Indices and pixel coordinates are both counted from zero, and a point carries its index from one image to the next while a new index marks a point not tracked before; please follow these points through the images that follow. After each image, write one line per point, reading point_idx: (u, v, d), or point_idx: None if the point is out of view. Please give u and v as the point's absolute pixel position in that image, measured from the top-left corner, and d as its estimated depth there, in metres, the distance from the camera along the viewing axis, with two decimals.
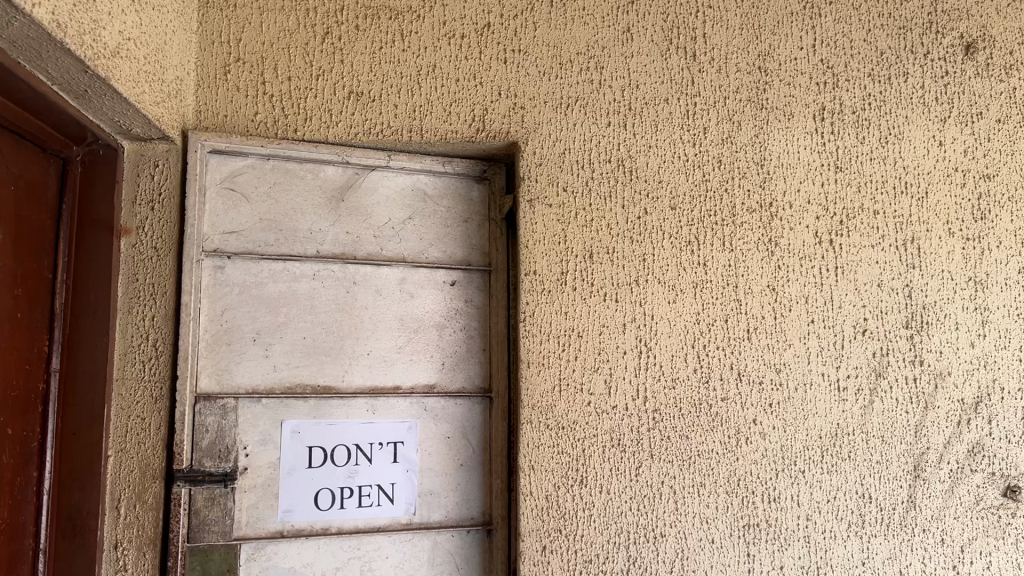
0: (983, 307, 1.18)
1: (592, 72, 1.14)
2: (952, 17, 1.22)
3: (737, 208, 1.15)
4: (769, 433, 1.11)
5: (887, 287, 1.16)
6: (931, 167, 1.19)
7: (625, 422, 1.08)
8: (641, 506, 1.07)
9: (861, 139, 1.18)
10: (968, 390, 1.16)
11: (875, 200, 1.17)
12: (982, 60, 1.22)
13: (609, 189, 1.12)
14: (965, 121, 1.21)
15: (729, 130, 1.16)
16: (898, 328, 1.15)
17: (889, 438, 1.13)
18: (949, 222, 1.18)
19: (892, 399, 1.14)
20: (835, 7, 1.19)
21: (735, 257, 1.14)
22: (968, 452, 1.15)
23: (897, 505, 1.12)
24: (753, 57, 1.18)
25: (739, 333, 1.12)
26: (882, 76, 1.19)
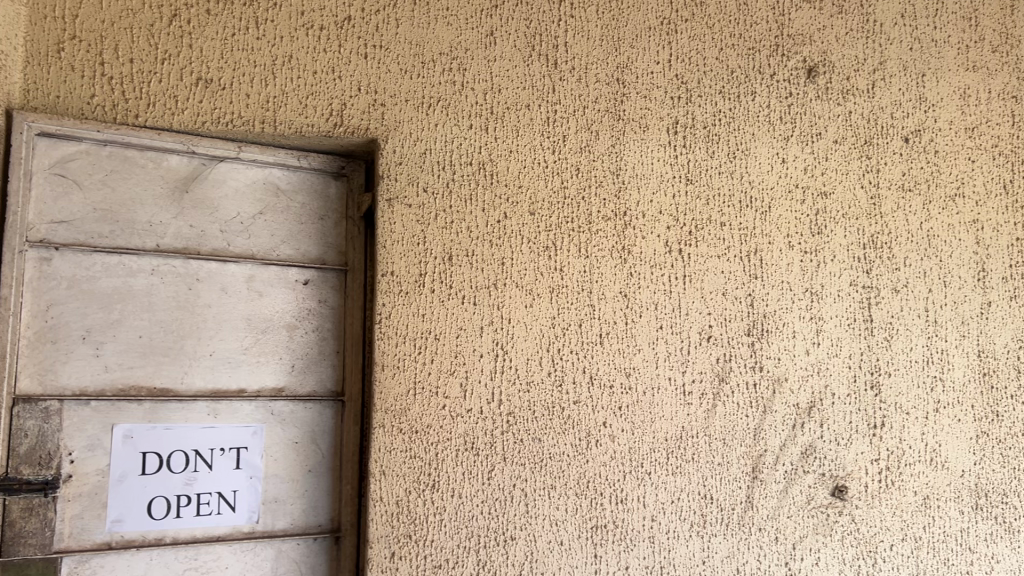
0: (819, 316, 1.23)
1: (455, 73, 1.13)
2: (797, 41, 1.28)
3: (593, 215, 1.17)
4: (618, 436, 1.13)
5: (731, 296, 1.20)
6: (774, 183, 1.24)
7: (479, 425, 1.08)
8: (492, 509, 1.07)
9: (711, 153, 1.23)
10: (802, 395, 1.21)
11: (722, 212, 1.22)
12: (822, 83, 1.29)
13: (469, 191, 1.11)
14: (806, 140, 1.27)
15: (587, 139, 1.18)
16: (741, 335, 1.20)
17: (729, 440, 1.17)
18: (789, 235, 1.24)
19: (733, 402, 1.18)
20: (691, 25, 1.24)
21: (590, 263, 1.16)
22: (802, 454, 1.19)
23: (735, 505, 1.16)
24: (612, 68, 1.20)
25: (592, 338, 1.14)
26: (731, 93, 1.25)
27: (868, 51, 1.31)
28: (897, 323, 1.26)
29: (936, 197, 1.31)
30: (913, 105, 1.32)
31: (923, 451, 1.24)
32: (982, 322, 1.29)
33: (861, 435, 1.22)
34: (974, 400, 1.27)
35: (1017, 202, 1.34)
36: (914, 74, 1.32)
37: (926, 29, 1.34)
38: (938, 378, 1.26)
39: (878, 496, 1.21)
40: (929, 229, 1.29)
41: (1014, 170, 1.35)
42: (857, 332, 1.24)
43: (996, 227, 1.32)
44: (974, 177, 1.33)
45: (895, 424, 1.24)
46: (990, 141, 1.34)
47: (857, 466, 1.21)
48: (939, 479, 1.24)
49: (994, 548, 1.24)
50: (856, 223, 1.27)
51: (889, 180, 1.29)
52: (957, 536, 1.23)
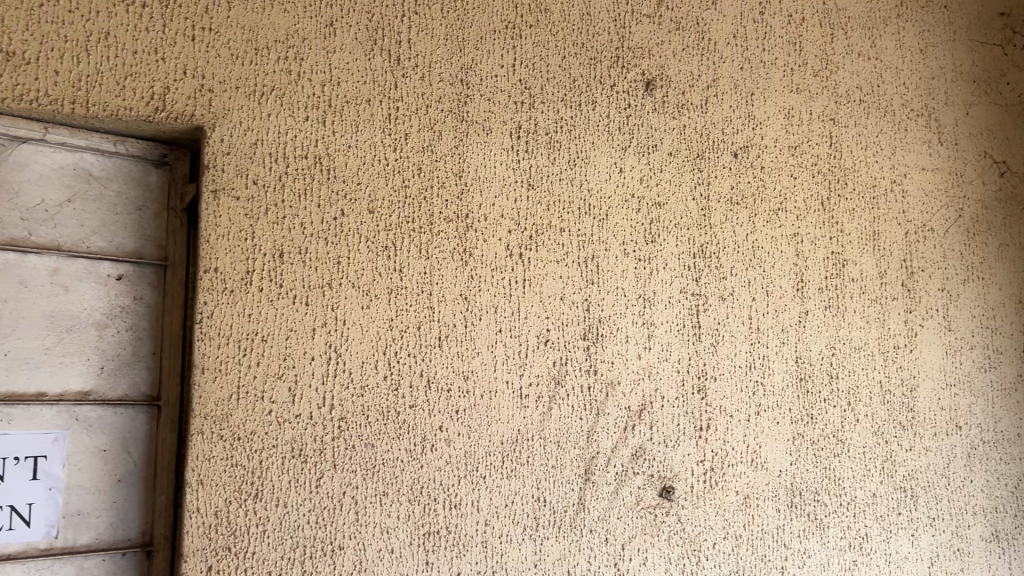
0: (650, 322, 1.27)
1: (291, 62, 1.09)
2: (636, 54, 1.32)
3: (435, 216, 1.15)
4: (454, 439, 1.12)
5: (569, 301, 1.21)
6: (611, 191, 1.27)
7: (309, 431, 1.04)
8: (319, 518, 1.03)
9: (552, 159, 1.24)
10: (634, 398, 1.24)
11: (562, 218, 1.23)
12: (660, 96, 1.32)
13: (304, 186, 1.07)
14: (643, 151, 1.30)
15: (429, 138, 1.16)
16: (577, 339, 1.21)
17: (564, 443, 1.18)
18: (624, 243, 1.27)
19: (568, 406, 1.19)
20: (535, 31, 1.25)
21: (430, 265, 1.14)
22: (632, 456, 1.22)
23: (567, 507, 1.17)
24: (456, 69, 1.19)
25: (430, 340, 1.12)
26: (573, 101, 1.26)
27: (702, 67, 1.36)
28: (723, 329, 1.31)
29: (760, 211, 1.37)
30: (742, 122, 1.38)
31: (744, 452, 1.30)
32: (800, 330, 1.37)
33: (687, 437, 1.26)
34: (791, 403, 1.34)
35: (834, 218, 1.43)
36: (744, 93, 1.39)
37: (755, 50, 1.41)
38: (759, 382, 1.33)
39: (702, 496, 1.26)
40: (753, 241, 1.36)
41: (831, 188, 1.44)
42: (686, 338, 1.28)
43: (813, 240, 1.41)
44: (795, 193, 1.41)
45: (719, 426, 1.29)
46: (810, 159, 1.43)
47: (683, 467, 1.25)
48: (758, 479, 1.30)
49: (806, 543, 1.32)
50: (688, 233, 1.31)
51: (719, 193, 1.35)
52: (773, 533, 1.30)
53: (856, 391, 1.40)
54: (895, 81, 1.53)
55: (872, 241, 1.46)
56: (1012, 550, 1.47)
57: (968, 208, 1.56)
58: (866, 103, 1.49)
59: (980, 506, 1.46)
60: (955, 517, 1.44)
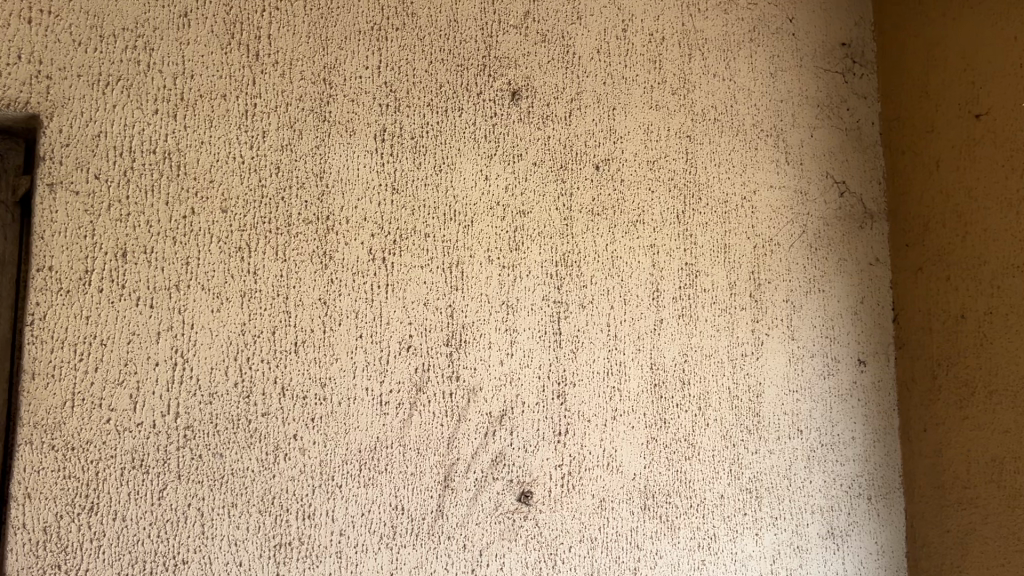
0: (513, 328, 1.27)
1: (141, 52, 1.09)
2: (502, 63, 1.33)
3: (293, 217, 1.13)
4: (308, 448, 1.10)
5: (432, 306, 1.21)
6: (476, 199, 1.27)
7: (150, 440, 1.03)
8: (162, 532, 1.02)
9: (417, 164, 1.23)
10: (495, 403, 1.24)
11: (426, 224, 1.22)
12: (525, 106, 1.34)
13: (151, 183, 1.07)
14: (508, 160, 1.31)
15: (289, 137, 1.14)
16: (439, 345, 1.21)
17: (423, 449, 1.17)
18: (489, 250, 1.27)
19: (429, 412, 1.18)
20: (401, 34, 1.24)
21: (287, 268, 1.12)
22: (492, 462, 1.22)
23: (425, 514, 1.16)
24: (318, 68, 1.17)
25: (286, 346, 1.10)
26: (440, 107, 1.26)
27: (566, 80, 1.39)
28: (582, 336, 1.34)
29: (620, 222, 1.41)
30: (604, 135, 1.41)
31: (600, 456, 1.32)
32: (654, 337, 1.41)
33: (546, 442, 1.28)
34: (646, 408, 1.39)
35: (688, 231, 1.49)
36: (606, 107, 1.42)
37: (618, 66, 1.45)
38: (616, 388, 1.36)
39: (559, 500, 1.27)
40: (613, 251, 1.39)
41: (686, 202, 1.50)
42: (547, 343, 1.30)
43: (669, 251, 1.46)
44: (653, 206, 1.45)
45: (577, 431, 1.31)
46: (668, 174, 1.48)
47: (542, 471, 1.26)
48: (613, 482, 1.33)
49: (658, 544, 1.36)
50: (550, 241, 1.33)
51: (581, 204, 1.37)
52: (626, 534, 1.33)
53: (706, 397, 1.46)
54: (747, 102, 1.61)
55: (723, 254, 1.53)
56: (846, 546, 1.58)
57: (811, 224, 1.66)
58: (720, 122, 1.57)
59: (818, 505, 1.56)
60: (796, 515, 1.53)
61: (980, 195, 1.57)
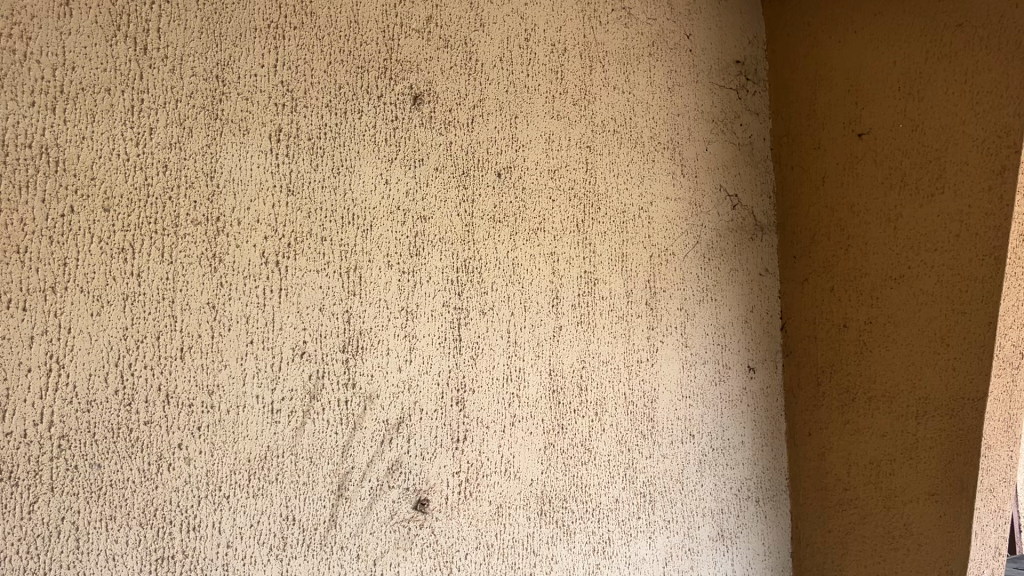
0: (412, 334, 1.26)
1: (17, 41, 1.00)
2: (404, 67, 1.31)
3: (181, 218, 1.09)
4: (194, 458, 1.06)
5: (328, 311, 1.18)
6: (376, 203, 1.24)
7: (21, 452, 0.96)
8: (31, 548, 0.95)
9: (315, 165, 1.20)
10: (392, 411, 1.22)
11: (323, 227, 1.19)
12: (426, 111, 1.32)
13: (27, 179, 0.99)
14: (409, 164, 1.29)
15: (178, 134, 1.09)
16: (335, 352, 1.18)
17: (317, 458, 1.14)
18: (388, 255, 1.25)
19: (323, 420, 1.16)
20: (299, 33, 1.21)
21: (173, 270, 1.07)
22: (388, 470, 1.21)
23: (317, 525, 1.13)
24: (211, 64, 1.13)
25: (171, 352, 1.06)
26: (338, 109, 1.23)
27: (469, 87, 1.38)
28: (481, 342, 1.34)
29: (520, 230, 1.42)
30: (506, 143, 1.42)
31: (498, 463, 1.33)
32: (553, 344, 1.43)
33: (444, 449, 1.27)
34: (544, 414, 1.40)
35: (587, 240, 1.51)
36: (508, 115, 1.43)
37: (520, 75, 1.46)
38: (515, 394, 1.36)
39: (456, 507, 1.27)
40: (513, 258, 1.40)
41: (586, 211, 1.52)
42: (446, 350, 1.29)
43: (569, 260, 1.48)
44: (553, 215, 1.47)
45: (476, 437, 1.31)
46: (568, 184, 1.50)
47: (439, 479, 1.26)
48: (510, 488, 1.33)
49: (554, 549, 1.37)
50: (451, 247, 1.32)
51: (482, 211, 1.37)
52: (523, 540, 1.34)
53: (603, 403, 1.48)
54: (646, 115, 1.65)
55: (621, 263, 1.56)
56: (734, 547, 1.63)
57: (705, 234, 1.71)
58: (620, 134, 1.60)
59: (709, 509, 1.61)
60: (688, 519, 1.57)
61: (861, 210, 1.66)
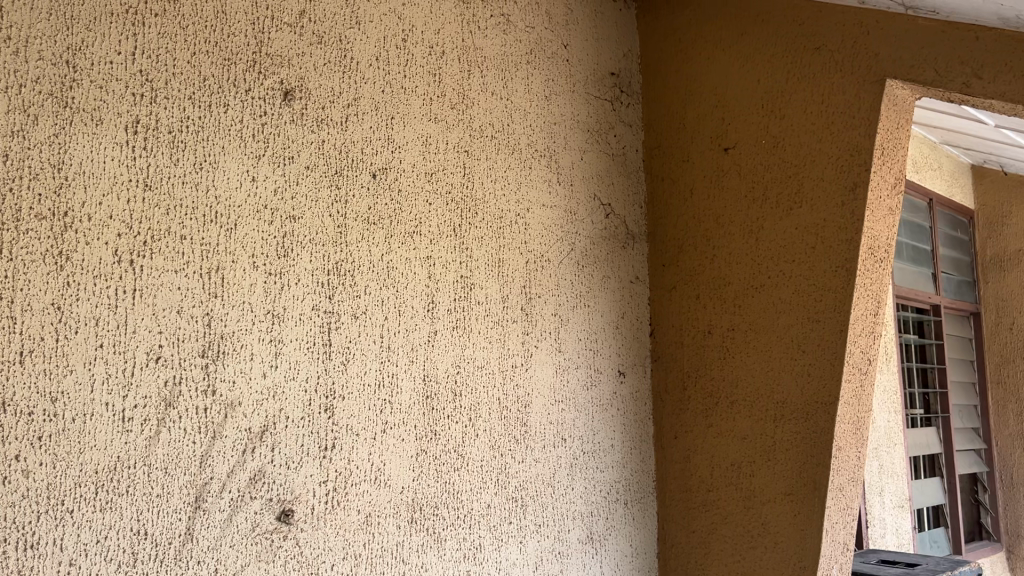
0: (277, 340, 1.21)
1: None
2: (274, 61, 1.26)
3: (24, 210, 0.99)
4: (34, 470, 0.97)
5: (186, 315, 1.12)
6: (241, 201, 1.19)
7: None
8: None
9: (175, 160, 1.13)
10: (255, 418, 1.17)
11: (183, 224, 1.13)
12: (297, 108, 1.28)
13: None
14: (277, 161, 1.24)
15: (21, 122, 1.00)
16: (194, 356, 1.12)
17: (172, 469, 1.09)
18: (254, 255, 1.20)
19: (179, 428, 1.10)
20: (161, 21, 1.14)
21: (14, 268, 0.98)
22: (250, 480, 1.16)
23: (172, 539, 1.07)
24: (61, 48, 1.04)
25: (9, 357, 0.96)
26: (202, 102, 1.17)
27: (343, 85, 1.34)
28: (352, 347, 1.30)
29: (395, 233, 1.39)
30: (381, 144, 1.38)
31: (367, 471, 1.29)
32: (427, 349, 1.41)
33: (311, 457, 1.23)
34: (417, 421, 1.38)
35: (463, 244, 1.50)
36: (384, 115, 1.40)
37: (397, 76, 1.43)
38: (387, 401, 1.34)
39: (322, 517, 1.23)
40: (388, 262, 1.37)
41: (463, 216, 1.51)
42: (315, 355, 1.25)
43: (444, 264, 1.46)
44: (429, 218, 1.45)
45: (344, 446, 1.27)
46: (445, 188, 1.48)
47: (304, 488, 1.21)
48: (380, 496, 1.31)
49: (424, 557, 1.35)
50: (322, 249, 1.28)
51: (356, 212, 1.33)
52: (392, 549, 1.31)
53: (477, 407, 1.48)
54: (523, 122, 1.66)
55: (496, 268, 1.56)
56: (603, 550, 1.66)
57: (579, 242, 1.74)
58: (497, 139, 1.60)
59: (578, 512, 1.63)
60: (558, 522, 1.59)
61: (726, 221, 1.73)
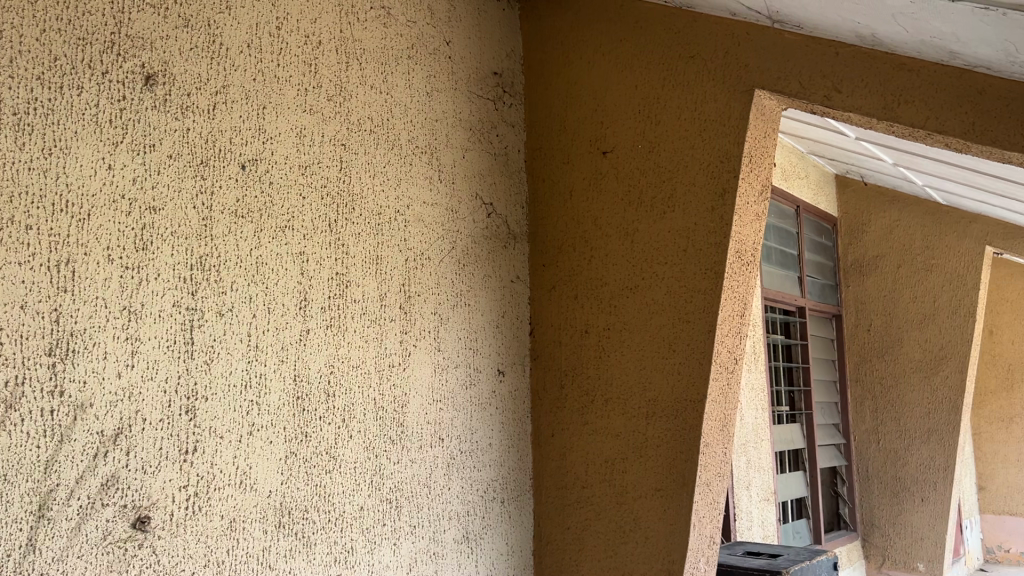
0: (134, 337, 1.14)
1: None
2: (136, 44, 1.18)
3: None
4: None
5: (30, 310, 1.03)
6: (96, 190, 1.11)
7: None
8: None
9: (19, 145, 1.03)
10: (108, 421, 1.10)
11: (28, 214, 1.04)
12: (160, 93, 1.21)
13: None
14: (136, 149, 1.17)
15: None
16: (39, 355, 1.03)
17: (12, 476, 0.99)
18: (109, 248, 1.12)
19: (21, 432, 1.00)
20: None
21: None
22: (101, 486, 1.08)
23: (12, 551, 0.98)
24: None
25: None
26: (53, 83, 1.07)
27: (211, 72, 1.28)
28: (217, 346, 1.25)
29: (266, 226, 1.34)
30: (252, 134, 1.33)
31: (232, 475, 1.24)
32: (299, 348, 1.37)
33: (170, 461, 1.17)
34: (287, 422, 1.33)
35: (339, 240, 1.47)
36: (255, 105, 1.34)
37: (270, 65, 1.38)
38: (254, 402, 1.29)
39: (182, 524, 1.17)
40: (257, 257, 1.32)
41: (339, 211, 1.47)
42: (176, 355, 1.19)
43: (318, 260, 1.42)
44: (303, 213, 1.41)
45: (207, 449, 1.21)
46: (320, 181, 1.44)
47: (162, 494, 1.15)
48: (245, 501, 1.26)
49: (292, 563, 1.31)
50: (185, 242, 1.22)
51: (223, 204, 1.28)
52: (257, 556, 1.26)
53: (351, 408, 1.44)
54: (403, 117, 1.64)
55: (374, 265, 1.53)
56: (478, 549, 1.66)
57: (460, 241, 1.73)
58: (376, 134, 1.57)
59: (454, 512, 1.62)
60: (432, 523, 1.57)
61: (604, 223, 1.76)
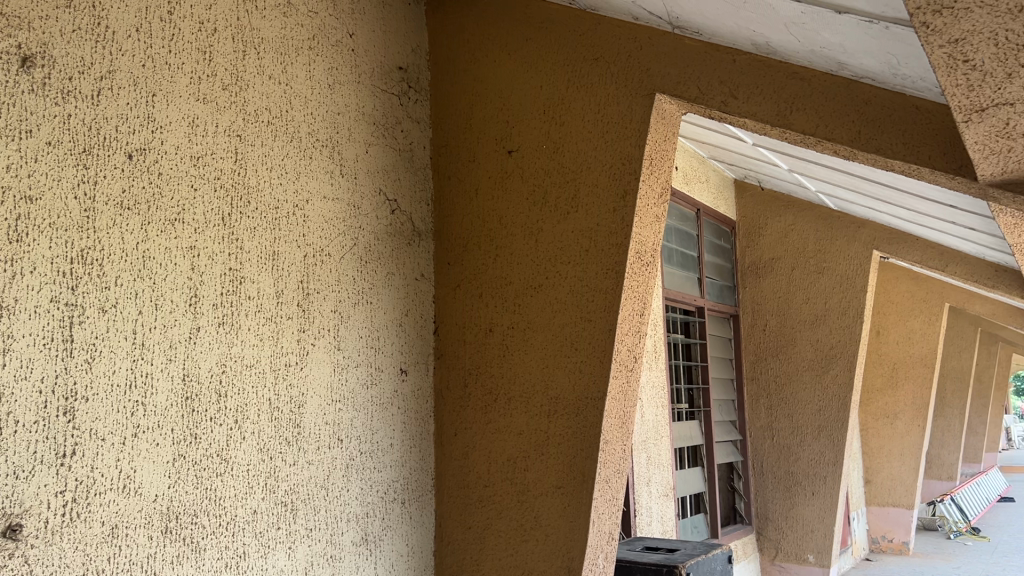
0: (7, 334, 1.06)
1: None
2: (12, 22, 1.10)
3: None
4: None
5: None
6: None
7: None
8: None
9: None
10: None
11: None
12: (39, 77, 1.13)
13: None
14: (12, 135, 1.08)
15: None
16: None
17: None
18: None
19: None
20: None
21: None
22: None
23: None
24: None
25: None
26: None
27: (95, 55, 1.21)
28: (99, 344, 1.18)
29: (154, 220, 1.28)
30: (140, 122, 1.27)
31: (115, 479, 1.18)
32: (188, 347, 1.32)
33: (45, 466, 1.09)
34: (174, 423, 1.28)
35: (233, 235, 1.42)
36: (143, 92, 1.28)
37: (159, 50, 1.32)
38: (139, 403, 1.23)
39: (59, 532, 1.10)
40: (144, 251, 1.26)
41: (233, 205, 1.42)
42: (53, 353, 1.11)
43: (210, 256, 1.37)
44: (194, 205, 1.35)
45: (87, 452, 1.15)
46: (213, 173, 1.39)
47: (37, 500, 1.07)
48: (128, 506, 1.20)
49: (178, 570, 1.26)
50: (65, 234, 1.15)
51: (107, 195, 1.21)
52: (141, 563, 1.21)
53: (245, 409, 1.40)
54: (302, 109, 1.59)
55: (270, 261, 1.49)
56: (377, 551, 1.63)
57: (362, 237, 1.70)
58: (273, 126, 1.52)
59: (353, 514, 1.59)
60: (330, 525, 1.54)
61: (508, 222, 1.76)
